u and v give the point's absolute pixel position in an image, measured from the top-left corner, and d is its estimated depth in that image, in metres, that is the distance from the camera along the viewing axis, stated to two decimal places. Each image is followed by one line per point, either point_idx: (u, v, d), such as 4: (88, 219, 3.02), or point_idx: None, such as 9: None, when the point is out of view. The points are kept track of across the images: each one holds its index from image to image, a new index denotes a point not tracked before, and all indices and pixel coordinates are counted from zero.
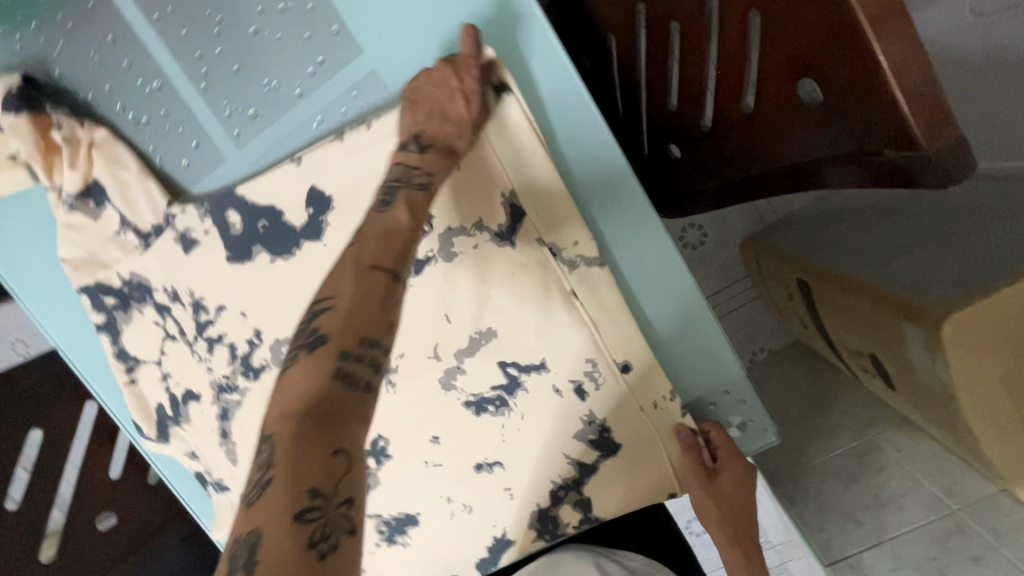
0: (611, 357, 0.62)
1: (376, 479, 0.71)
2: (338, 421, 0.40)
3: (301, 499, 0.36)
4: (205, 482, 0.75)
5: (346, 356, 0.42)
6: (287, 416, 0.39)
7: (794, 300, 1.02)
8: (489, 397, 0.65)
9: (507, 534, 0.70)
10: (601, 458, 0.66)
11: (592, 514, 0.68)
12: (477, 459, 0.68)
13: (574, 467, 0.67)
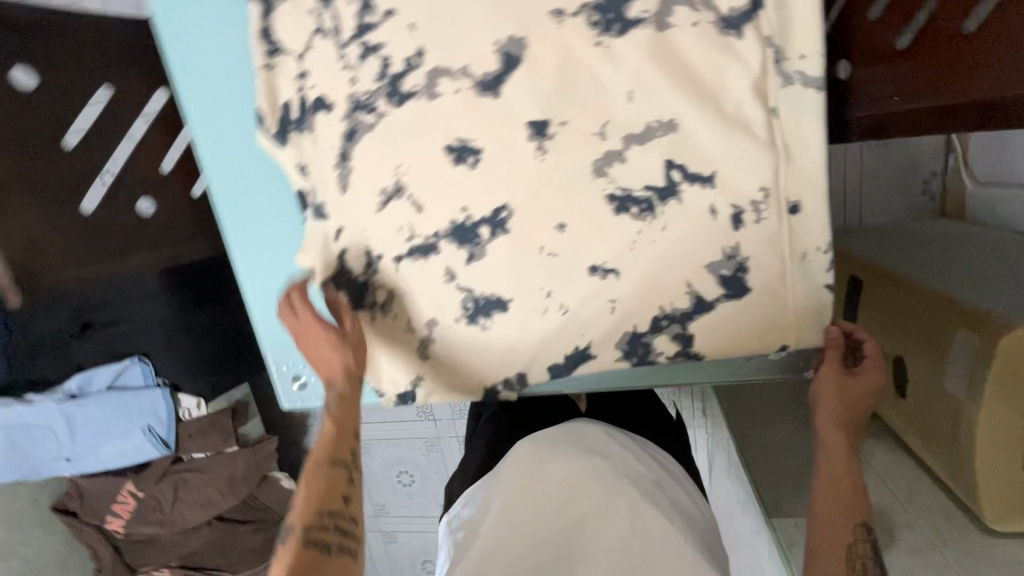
0: (784, 192, 0.58)
1: (482, 251, 0.69)
2: (330, 505, 0.62)
3: (311, 523, 0.59)
4: (305, 204, 0.73)
5: (315, 529, 0.59)
6: (310, 512, 0.60)
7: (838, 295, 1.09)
8: (635, 198, 0.62)
9: (590, 349, 0.69)
10: (724, 298, 0.63)
11: (691, 350, 0.66)
12: (597, 261, 0.66)
13: (690, 300, 0.64)
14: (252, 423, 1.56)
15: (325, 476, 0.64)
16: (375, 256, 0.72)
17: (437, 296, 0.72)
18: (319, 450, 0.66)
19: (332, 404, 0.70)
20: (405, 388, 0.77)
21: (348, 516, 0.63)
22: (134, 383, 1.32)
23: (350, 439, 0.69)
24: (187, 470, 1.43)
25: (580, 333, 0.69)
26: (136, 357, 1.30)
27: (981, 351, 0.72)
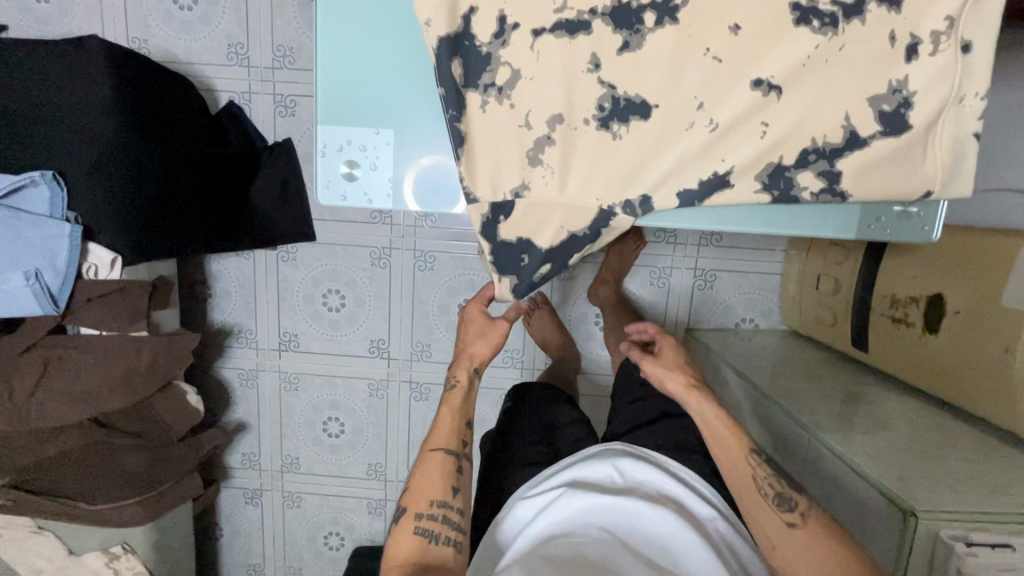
0: (962, 32, 0.59)
1: (640, 41, 0.61)
2: (437, 485, 0.75)
3: (428, 507, 0.73)
4: None
5: (433, 525, 0.72)
6: (433, 499, 0.74)
7: (840, 266, 1.21)
8: (820, 11, 0.59)
9: (729, 176, 0.64)
10: (880, 136, 0.61)
11: (836, 187, 0.64)
12: (762, 76, 0.61)
13: (844, 135, 0.62)
14: (168, 313, 1.26)
15: (440, 489, 0.75)
16: (509, 26, 0.61)
17: (571, 87, 0.63)
18: (440, 447, 0.78)
19: (451, 395, 0.84)
20: (504, 199, 0.66)
21: (456, 507, 0.74)
22: (34, 210, 1.01)
23: (465, 404, 0.84)
24: (67, 347, 1.08)
25: (721, 155, 0.64)
26: (48, 175, 1.01)
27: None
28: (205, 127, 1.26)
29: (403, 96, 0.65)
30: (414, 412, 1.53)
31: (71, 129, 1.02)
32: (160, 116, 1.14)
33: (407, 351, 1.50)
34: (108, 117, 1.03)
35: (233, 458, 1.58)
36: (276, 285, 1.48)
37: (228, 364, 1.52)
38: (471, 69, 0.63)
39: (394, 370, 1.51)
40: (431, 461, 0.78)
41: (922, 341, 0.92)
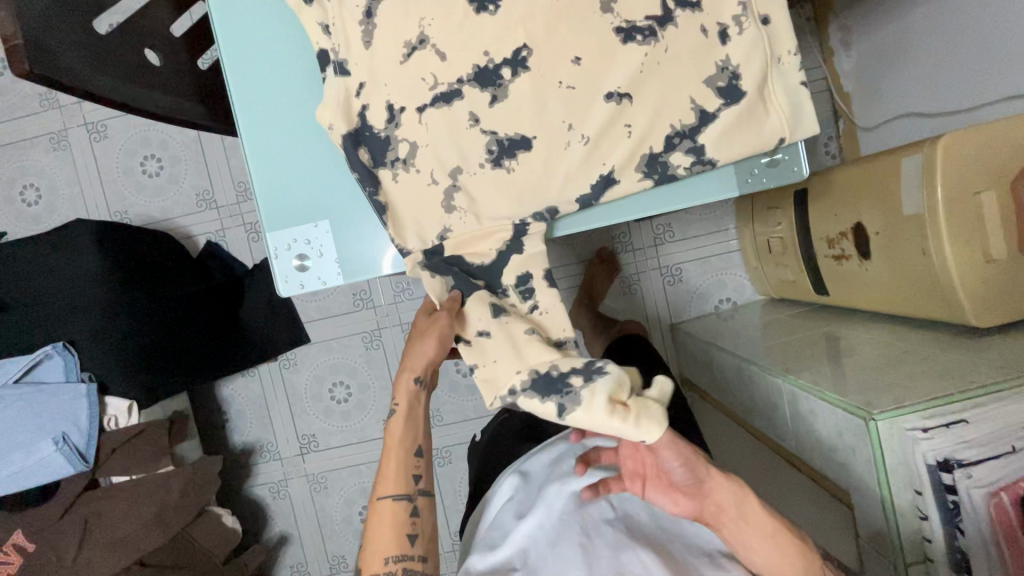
0: (756, 9, 0.71)
1: (505, 92, 0.74)
2: (397, 532, 0.71)
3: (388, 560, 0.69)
4: (325, 63, 0.75)
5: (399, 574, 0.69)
6: (393, 552, 0.70)
7: (773, 225, 1.29)
8: (639, 28, 0.72)
9: (614, 175, 0.74)
10: (724, 106, 0.72)
11: (705, 158, 0.73)
12: (611, 90, 0.73)
13: (696, 115, 0.73)
14: (189, 444, 1.33)
15: (398, 537, 0.71)
16: (397, 109, 0.74)
17: (461, 141, 0.75)
18: (390, 494, 0.72)
19: (396, 428, 0.75)
20: (434, 245, 0.77)
21: (417, 557, 0.71)
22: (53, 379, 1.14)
23: (412, 437, 0.75)
24: (100, 500, 1.16)
25: (600, 159, 0.74)
26: (61, 345, 1.15)
27: (927, 163, 0.80)
28: (189, 265, 1.39)
29: (331, 190, 0.77)
30: (441, 478, 1.56)
31: (71, 300, 1.16)
32: (147, 265, 1.27)
33: None
34: (102, 281, 1.16)
35: (282, 572, 1.60)
36: (285, 393, 1.56)
37: (258, 481, 1.58)
38: (377, 153, 0.75)
39: None
40: (383, 509, 0.71)
41: (860, 266, 0.99)
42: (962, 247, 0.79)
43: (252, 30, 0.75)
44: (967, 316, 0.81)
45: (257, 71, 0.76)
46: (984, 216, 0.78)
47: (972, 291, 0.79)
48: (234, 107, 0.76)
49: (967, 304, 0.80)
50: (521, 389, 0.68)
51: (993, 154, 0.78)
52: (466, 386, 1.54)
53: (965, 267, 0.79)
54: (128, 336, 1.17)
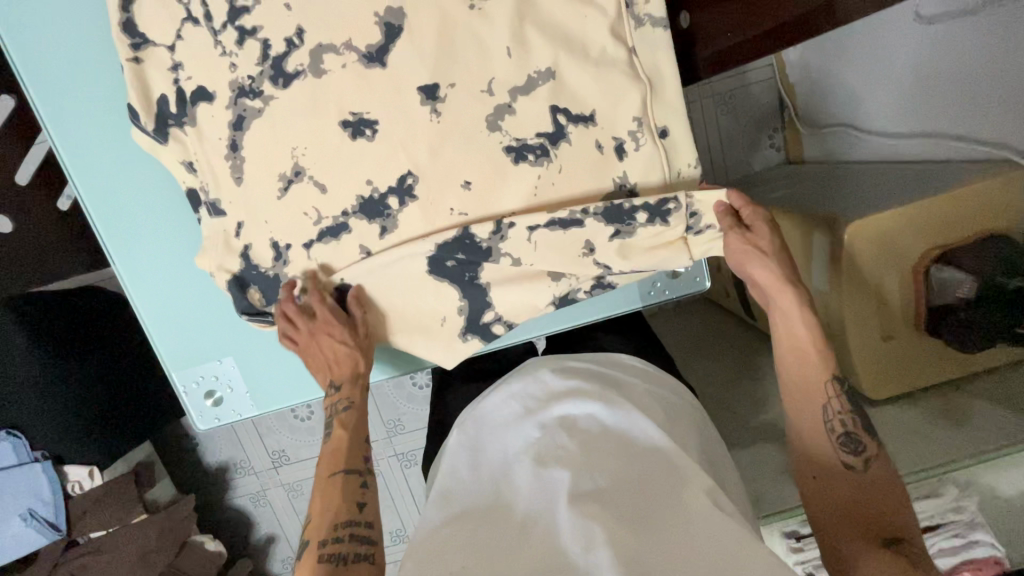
0: (654, 121, 0.67)
1: (394, 222, 0.70)
2: (346, 503, 0.62)
3: (330, 528, 0.59)
4: (197, 202, 0.70)
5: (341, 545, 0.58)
6: (331, 520, 0.60)
7: None
8: (531, 146, 0.67)
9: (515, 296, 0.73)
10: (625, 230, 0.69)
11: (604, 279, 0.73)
12: (528, 226, 0.68)
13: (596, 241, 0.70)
14: (160, 486, 1.40)
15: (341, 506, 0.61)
16: (283, 247, 0.70)
17: (355, 273, 0.72)
18: (342, 468, 0.64)
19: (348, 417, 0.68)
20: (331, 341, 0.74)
21: (365, 522, 0.61)
22: (5, 462, 1.13)
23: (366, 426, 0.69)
24: (83, 555, 1.23)
25: (500, 285, 0.73)
26: (6, 432, 1.11)
27: (835, 247, 0.79)
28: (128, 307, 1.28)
29: (228, 324, 0.75)
30: (410, 478, 1.62)
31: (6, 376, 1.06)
32: (82, 320, 1.15)
33: (382, 431, 1.57)
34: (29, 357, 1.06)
35: (275, 565, 1.75)
36: None
37: (237, 493, 1.66)
38: (268, 290, 0.72)
39: (378, 450, 1.59)
40: (332, 483, 0.63)
41: None
42: (861, 328, 0.80)
43: (114, 170, 0.69)
44: (865, 390, 0.84)
45: (125, 211, 0.70)
46: (887, 298, 0.79)
47: (867, 368, 0.82)
48: (108, 252, 0.71)
49: (863, 381, 0.83)
50: (592, 214, 0.67)
51: (902, 236, 0.76)
52: (422, 397, 1.53)
53: (864, 345, 0.81)
54: (70, 409, 1.13)
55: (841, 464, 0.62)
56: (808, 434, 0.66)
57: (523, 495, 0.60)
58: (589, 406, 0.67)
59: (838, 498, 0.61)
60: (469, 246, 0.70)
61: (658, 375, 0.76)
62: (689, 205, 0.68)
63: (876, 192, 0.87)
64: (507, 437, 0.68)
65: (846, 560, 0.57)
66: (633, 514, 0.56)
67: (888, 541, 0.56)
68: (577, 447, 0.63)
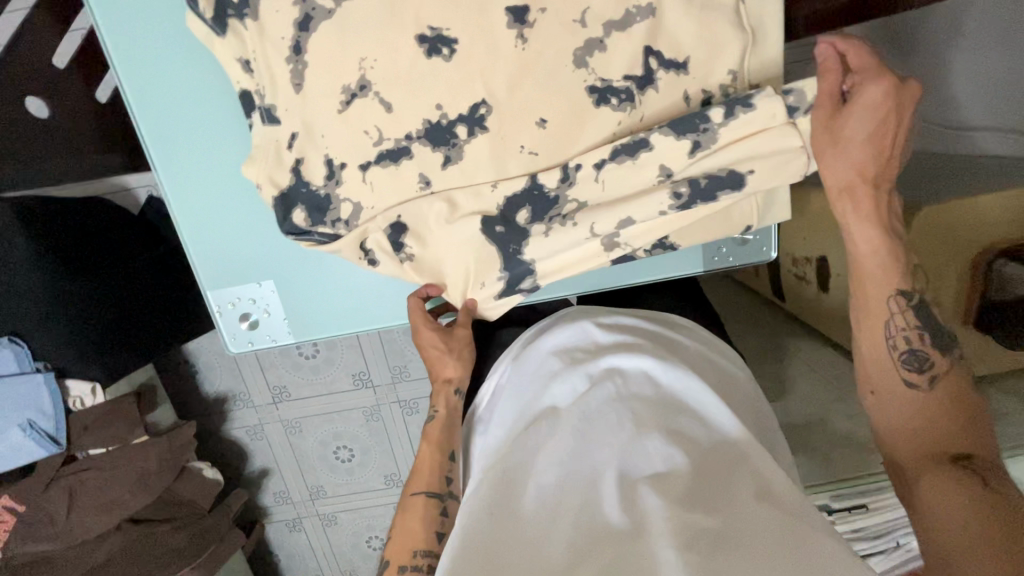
0: (748, 76, 0.63)
1: (460, 152, 0.65)
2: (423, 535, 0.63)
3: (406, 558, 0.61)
4: (249, 107, 0.64)
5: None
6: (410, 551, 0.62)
7: None
8: (616, 88, 0.63)
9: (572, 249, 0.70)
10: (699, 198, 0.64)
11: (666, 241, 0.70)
12: (595, 161, 0.64)
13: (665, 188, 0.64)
14: (161, 411, 1.37)
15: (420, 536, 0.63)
16: (337, 166, 0.66)
17: (411, 204, 0.68)
18: (421, 491, 0.64)
19: (431, 428, 0.70)
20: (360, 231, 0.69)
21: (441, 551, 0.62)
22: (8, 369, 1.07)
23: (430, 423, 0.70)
24: (81, 471, 1.18)
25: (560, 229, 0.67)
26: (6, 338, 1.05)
27: None
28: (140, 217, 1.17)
29: (269, 245, 0.71)
30: (411, 425, 1.62)
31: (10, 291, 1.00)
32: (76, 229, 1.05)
33: (388, 376, 1.55)
34: (35, 269, 0.98)
35: (266, 498, 1.74)
36: None
37: (234, 424, 1.64)
38: (314, 212, 0.67)
39: (381, 395, 1.58)
40: (413, 504, 0.64)
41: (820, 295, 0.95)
42: None
43: (160, 62, 0.63)
44: None
45: (172, 111, 0.65)
46: (946, 289, 0.78)
47: None
48: (148, 155, 0.66)
49: None
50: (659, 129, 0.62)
51: (977, 224, 0.75)
52: None
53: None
54: (75, 319, 1.05)
55: (903, 381, 0.56)
56: (868, 354, 0.58)
57: (560, 454, 0.55)
58: (640, 363, 0.61)
59: (899, 421, 0.55)
60: (539, 198, 0.66)
61: (712, 341, 0.70)
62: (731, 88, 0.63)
63: (946, 182, 0.83)
64: (548, 389, 0.62)
65: (908, 482, 0.52)
66: (687, 486, 0.50)
67: (961, 458, 0.50)
68: (621, 408, 0.56)
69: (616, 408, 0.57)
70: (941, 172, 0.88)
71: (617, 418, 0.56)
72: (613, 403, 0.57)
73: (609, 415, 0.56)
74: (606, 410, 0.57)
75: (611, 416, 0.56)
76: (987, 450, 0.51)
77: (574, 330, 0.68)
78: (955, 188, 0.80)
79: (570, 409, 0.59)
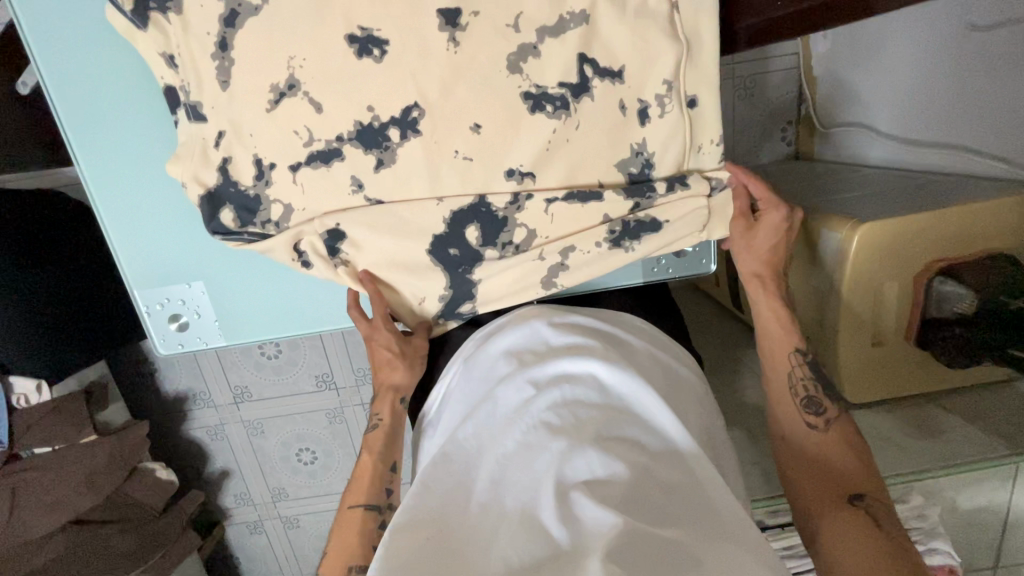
0: (684, 88, 0.62)
1: (393, 156, 0.64)
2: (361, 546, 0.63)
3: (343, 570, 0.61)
4: (175, 104, 0.63)
5: None
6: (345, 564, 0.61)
7: None
8: (550, 95, 0.62)
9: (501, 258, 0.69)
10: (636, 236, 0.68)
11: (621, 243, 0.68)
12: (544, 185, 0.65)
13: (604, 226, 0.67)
14: (114, 409, 1.33)
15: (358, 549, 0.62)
16: (266, 166, 0.64)
17: (345, 207, 0.66)
18: (361, 504, 0.65)
19: (375, 439, 0.70)
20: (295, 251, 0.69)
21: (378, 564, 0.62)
22: None
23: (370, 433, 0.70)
24: (28, 470, 1.15)
25: (510, 257, 0.68)
26: None
27: (841, 247, 0.76)
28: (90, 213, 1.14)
29: (200, 246, 0.69)
30: None
31: None
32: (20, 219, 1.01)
33: (352, 378, 1.53)
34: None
35: (226, 500, 1.71)
36: None
37: (194, 424, 1.61)
38: (243, 213, 0.66)
39: (344, 396, 1.56)
40: (349, 517, 0.65)
41: None
42: (854, 333, 0.80)
43: (83, 55, 0.61)
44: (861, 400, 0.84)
45: (93, 105, 0.63)
46: (890, 305, 0.78)
47: (853, 375, 0.81)
48: (70, 149, 0.64)
49: (858, 389, 0.82)
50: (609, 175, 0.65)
51: (922, 239, 0.74)
52: None
53: (854, 354, 0.80)
54: (23, 312, 1.00)
55: (805, 423, 0.64)
56: (779, 408, 0.67)
57: (499, 466, 0.51)
58: (590, 367, 0.55)
59: (804, 459, 0.62)
60: (486, 215, 0.67)
61: (671, 346, 0.65)
62: (683, 96, 0.63)
63: (898, 197, 0.83)
64: (490, 390, 0.57)
65: (812, 520, 0.59)
66: (635, 504, 0.46)
67: (853, 497, 0.58)
68: (566, 416, 0.52)
69: (562, 415, 0.52)
70: (892, 187, 0.88)
71: (561, 426, 0.51)
72: (559, 410, 0.52)
73: (554, 423, 0.51)
74: (551, 417, 0.52)
75: (557, 424, 0.51)
76: (876, 486, 0.58)
77: (523, 326, 0.62)
78: (901, 203, 0.80)
79: (513, 414, 0.54)
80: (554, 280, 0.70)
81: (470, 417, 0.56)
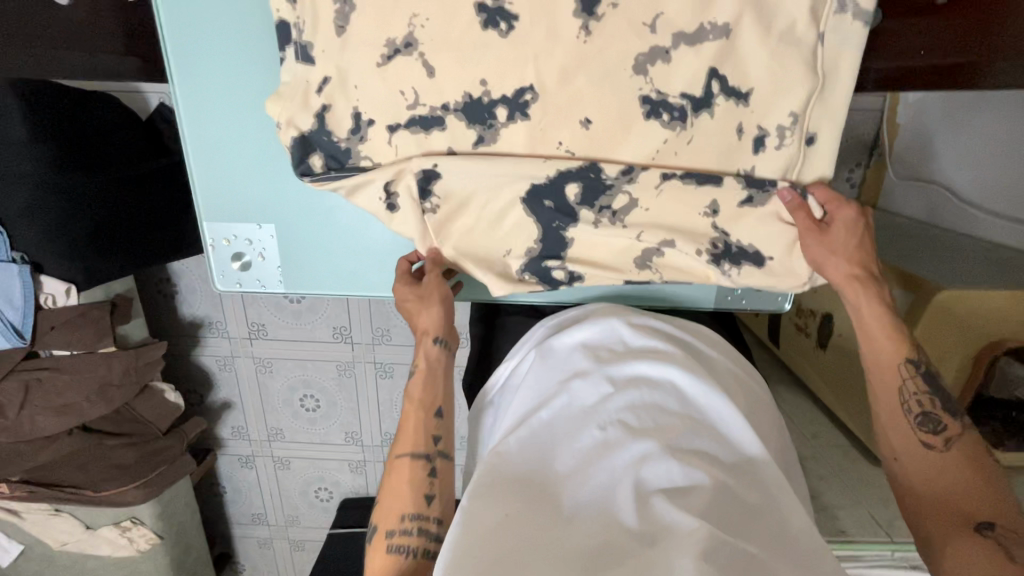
0: (807, 123, 0.60)
1: (494, 135, 0.62)
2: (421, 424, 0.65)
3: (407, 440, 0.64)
4: (284, 40, 0.60)
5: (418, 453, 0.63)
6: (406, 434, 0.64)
7: None
8: (669, 104, 0.60)
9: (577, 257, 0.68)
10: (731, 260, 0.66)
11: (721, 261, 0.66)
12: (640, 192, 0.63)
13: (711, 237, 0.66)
14: (133, 324, 1.29)
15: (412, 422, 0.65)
16: (364, 122, 0.62)
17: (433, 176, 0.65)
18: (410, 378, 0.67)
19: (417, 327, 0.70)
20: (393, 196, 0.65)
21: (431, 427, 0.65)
22: None
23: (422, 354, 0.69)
24: (42, 369, 1.12)
25: (608, 226, 0.65)
26: None
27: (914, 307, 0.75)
28: (140, 126, 1.10)
29: (277, 188, 0.68)
30: None
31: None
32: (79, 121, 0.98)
33: (369, 335, 1.53)
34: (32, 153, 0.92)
35: (223, 430, 1.72)
36: None
37: (205, 351, 1.61)
38: (330, 163, 0.64)
39: (357, 352, 1.55)
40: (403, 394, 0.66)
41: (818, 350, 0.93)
42: None
43: None
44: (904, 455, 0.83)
45: (199, 26, 0.60)
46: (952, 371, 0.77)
47: None
48: (168, 68, 0.62)
49: None
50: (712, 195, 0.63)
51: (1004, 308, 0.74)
52: None
53: None
54: (67, 211, 0.98)
55: (919, 442, 0.61)
56: (888, 423, 0.64)
57: (576, 459, 0.53)
58: (668, 374, 0.57)
59: (919, 486, 0.60)
60: (592, 179, 0.63)
61: (743, 362, 0.66)
62: (805, 130, 0.61)
63: (976, 268, 0.82)
64: (566, 382, 0.59)
65: (932, 546, 0.57)
66: (714, 512, 0.49)
67: (984, 525, 0.55)
68: (645, 421, 0.54)
69: (642, 421, 0.54)
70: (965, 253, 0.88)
71: (640, 431, 0.53)
72: (639, 414, 0.55)
73: (635, 426, 0.54)
74: (632, 420, 0.54)
75: (637, 428, 0.54)
76: (1001, 510, 0.56)
77: (602, 322, 0.64)
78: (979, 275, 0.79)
79: (591, 410, 0.56)
80: (649, 264, 0.68)
81: (545, 403, 0.58)
